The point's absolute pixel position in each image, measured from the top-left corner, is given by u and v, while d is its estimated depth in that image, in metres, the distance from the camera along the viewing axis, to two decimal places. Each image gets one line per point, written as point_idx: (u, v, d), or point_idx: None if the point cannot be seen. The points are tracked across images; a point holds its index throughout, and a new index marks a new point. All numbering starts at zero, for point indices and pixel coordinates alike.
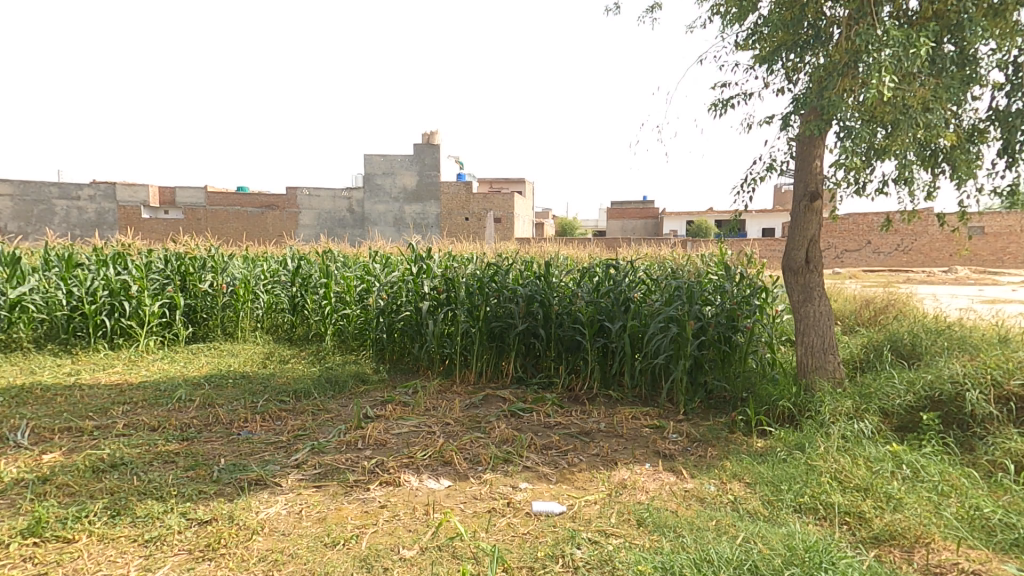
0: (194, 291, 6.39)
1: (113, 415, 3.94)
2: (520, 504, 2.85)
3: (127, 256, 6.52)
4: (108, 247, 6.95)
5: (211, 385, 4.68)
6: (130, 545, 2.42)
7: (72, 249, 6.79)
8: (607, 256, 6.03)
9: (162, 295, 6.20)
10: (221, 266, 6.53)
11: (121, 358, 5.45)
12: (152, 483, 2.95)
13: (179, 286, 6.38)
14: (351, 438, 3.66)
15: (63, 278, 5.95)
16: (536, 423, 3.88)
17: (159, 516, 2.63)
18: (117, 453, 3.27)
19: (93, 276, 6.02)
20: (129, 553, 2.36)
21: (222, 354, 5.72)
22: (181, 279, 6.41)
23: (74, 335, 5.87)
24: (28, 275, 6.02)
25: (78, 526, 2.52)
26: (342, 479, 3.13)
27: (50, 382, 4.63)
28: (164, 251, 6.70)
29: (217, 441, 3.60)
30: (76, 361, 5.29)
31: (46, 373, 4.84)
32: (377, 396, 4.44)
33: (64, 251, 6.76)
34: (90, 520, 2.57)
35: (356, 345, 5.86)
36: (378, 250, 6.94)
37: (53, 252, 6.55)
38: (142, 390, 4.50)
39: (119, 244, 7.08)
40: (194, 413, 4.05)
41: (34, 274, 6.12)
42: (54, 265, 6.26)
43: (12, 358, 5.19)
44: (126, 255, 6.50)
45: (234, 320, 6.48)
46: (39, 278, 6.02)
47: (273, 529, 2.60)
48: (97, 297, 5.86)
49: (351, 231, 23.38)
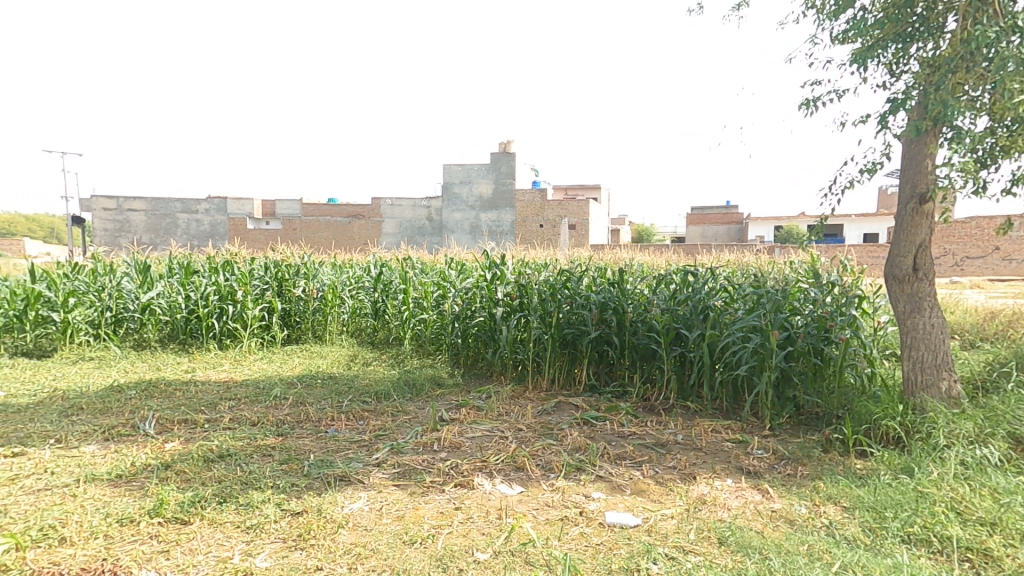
0: (289, 296, 6.87)
1: (221, 410, 4.31)
2: (593, 514, 2.82)
3: (234, 263, 7.12)
4: (218, 254, 7.66)
5: (302, 384, 5.01)
6: (235, 530, 2.64)
7: (189, 258, 7.54)
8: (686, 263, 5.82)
9: (262, 299, 6.72)
10: (313, 273, 6.98)
11: (228, 357, 5.96)
12: (253, 474, 3.20)
13: (276, 292, 6.87)
14: (428, 440, 3.78)
15: (183, 284, 6.62)
16: (609, 432, 3.82)
17: (258, 505, 2.86)
18: (224, 445, 3.58)
19: (207, 282, 6.65)
20: (234, 538, 2.58)
21: (313, 355, 6.10)
22: (279, 285, 6.91)
23: (190, 336, 6.51)
24: (156, 281, 6.75)
25: (193, 510, 2.78)
26: (419, 479, 3.25)
27: (173, 378, 5.15)
28: (265, 259, 7.25)
29: (308, 437, 3.85)
30: (192, 360, 5.84)
31: (168, 370, 5.40)
32: (452, 400, 4.55)
33: (183, 259, 7.54)
34: (201, 506, 2.83)
35: (433, 350, 6.04)
36: (454, 258, 7.12)
37: (175, 261, 7.31)
38: (245, 387, 4.90)
39: (229, 252, 7.78)
40: (289, 410, 4.35)
41: (161, 280, 6.85)
42: (177, 274, 6.98)
43: (143, 355, 5.85)
44: (233, 262, 7.11)
45: (323, 323, 6.89)
46: (164, 284, 6.71)
47: (357, 524, 2.75)
48: (210, 302, 6.46)
49: (430, 240, 24.13)
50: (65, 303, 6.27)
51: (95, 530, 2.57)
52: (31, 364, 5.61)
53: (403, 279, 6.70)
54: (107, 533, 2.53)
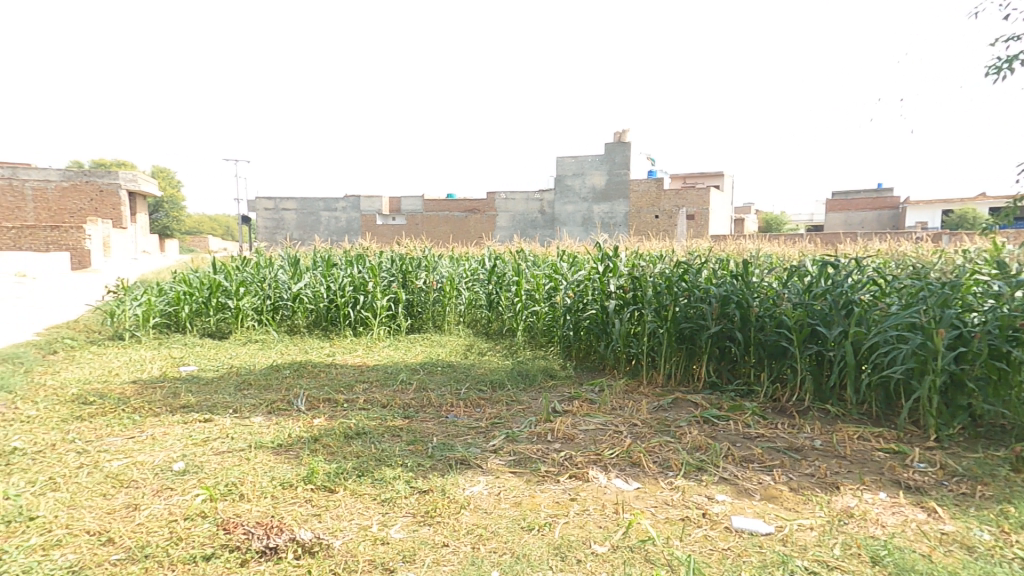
0: (412, 288, 7.33)
1: (357, 391, 4.95)
2: (718, 517, 2.67)
3: (366, 257, 7.81)
4: (352, 248, 8.44)
5: (424, 370, 5.35)
6: (372, 502, 2.91)
7: (329, 252, 8.39)
8: (825, 253, 5.34)
9: (389, 290, 7.26)
10: (433, 266, 7.41)
11: (362, 342, 6.61)
12: (385, 452, 3.47)
13: (401, 283, 7.39)
14: (542, 430, 3.82)
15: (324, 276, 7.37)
16: (734, 433, 3.61)
17: (390, 481, 3.11)
18: (361, 424, 3.93)
19: (344, 274, 7.37)
20: (371, 509, 2.85)
21: (433, 343, 6.47)
22: (403, 277, 7.41)
23: (331, 323, 7.24)
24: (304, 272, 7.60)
25: (338, 480, 3.13)
26: (535, 468, 3.29)
27: (319, 360, 5.96)
28: (391, 252, 7.82)
29: (431, 421, 4.07)
30: (333, 344, 6.59)
31: (314, 352, 6.29)
32: (564, 391, 4.57)
33: (325, 253, 8.41)
34: (344, 477, 3.16)
35: (545, 342, 6.13)
36: (566, 250, 7.15)
37: (318, 255, 8.28)
38: (376, 370, 5.53)
39: (361, 246, 8.52)
40: (413, 394, 4.65)
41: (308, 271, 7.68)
42: (319, 266, 7.77)
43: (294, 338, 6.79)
44: (365, 256, 7.79)
45: (442, 313, 7.26)
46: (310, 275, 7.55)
47: (477, 506, 2.87)
48: (346, 292, 7.13)
49: (543, 232, 24.85)
50: (236, 291, 7.23)
51: (264, 489, 3.04)
52: (213, 345, 6.73)
53: (516, 271, 6.87)
54: (275, 494, 2.99)
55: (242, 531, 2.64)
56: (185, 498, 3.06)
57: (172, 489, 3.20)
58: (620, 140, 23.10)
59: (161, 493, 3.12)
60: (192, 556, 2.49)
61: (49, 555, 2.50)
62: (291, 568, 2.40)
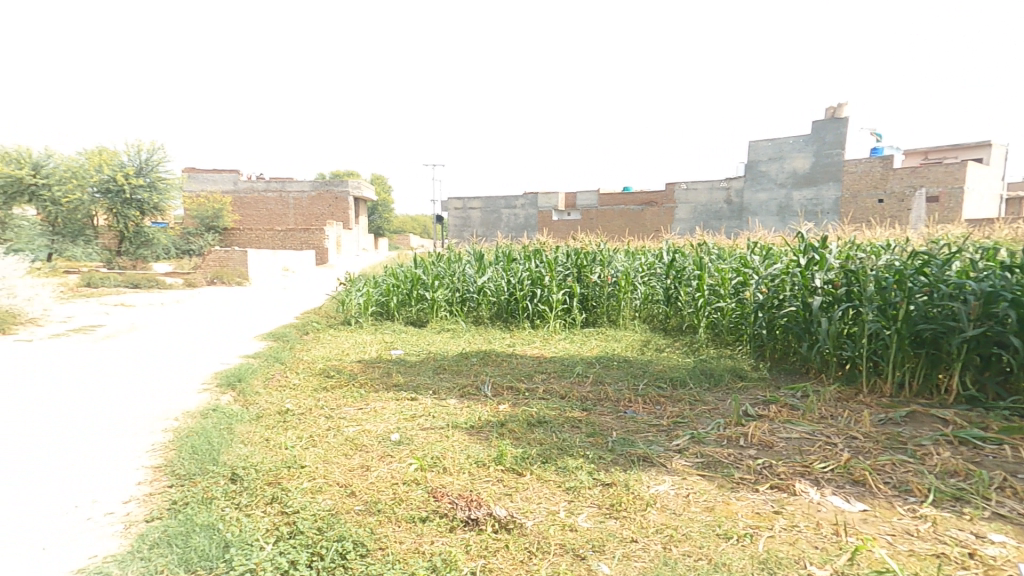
0: (587, 282, 7.62)
1: (536, 380, 5.83)
2: (990, 559, 2.24)
3: (543, 251, 8.27)
4: (530, 244, 9.01)
5: (601, 364, 5.48)
6: (558, 489, 3.16)
7: (510, 249, 9.15)
8: None
9: (565, 284, 7.61)
10: (608, 260, 7.62)
11: (539, 334, 7.21)
12: (566, 442, 3.71)
13: (576, 277, 7.69)
14: (732, 433, 3.61)
15: (506, 270, 8.34)
16: (1006, 462, 2.99)
17: (573, 471, 3.32)
18: (542, 413, 4.26)
19: (523, 267, 7.96)
20: (558, 496, 3.08)
21: (608, 338, 6.60)
22: (578, 271, 7.70)
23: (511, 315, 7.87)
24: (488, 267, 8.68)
25: (524, 464, 3.49)
26: (727, 473, 3.13)
27: (502, 349, 7.07)
28: (566, 246, 8.12)
29: (609, 415, 4.15)
30: (513, 336, 7.40)
31: (497, 342, 7.38)
32: (757, 395, 4.25)
33: (506, 250, 9.18)
34: (529, 462, 3.51)
35: (731, 340, 5.86)
36: (755, 241, 6.68)
37: (501, 253, 9.08)
38: (553, 361, 6.26)
39: (539, 240, 9.04)
40: (590, 388, 4.77)
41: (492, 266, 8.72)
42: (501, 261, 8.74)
43: (481, 329, 8.00)
44: (543, 250, 8.27)
45: (616, 308, 7.48)
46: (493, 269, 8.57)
47: (665, 506, 2.86)
48: (524, 286, 7.68)
49: (729, 223, 23.48)
50: (432, 284, 8.93)
51: (462, 466, 3.63)
52: (415, 332, 8.55)
53: (698, 264, 6.66)
54: (471, 471, 3.49)
55: (449, 501, 3.18)
56: (401, 464, 4.25)
57: (392, 457, 4.51)
58: (835, 116, 20.45)
59: (386, 458, 4.45)
60: (413, 516, 3.06)
61: (314, 498, 3.76)
62: (492, 539, 2.74)
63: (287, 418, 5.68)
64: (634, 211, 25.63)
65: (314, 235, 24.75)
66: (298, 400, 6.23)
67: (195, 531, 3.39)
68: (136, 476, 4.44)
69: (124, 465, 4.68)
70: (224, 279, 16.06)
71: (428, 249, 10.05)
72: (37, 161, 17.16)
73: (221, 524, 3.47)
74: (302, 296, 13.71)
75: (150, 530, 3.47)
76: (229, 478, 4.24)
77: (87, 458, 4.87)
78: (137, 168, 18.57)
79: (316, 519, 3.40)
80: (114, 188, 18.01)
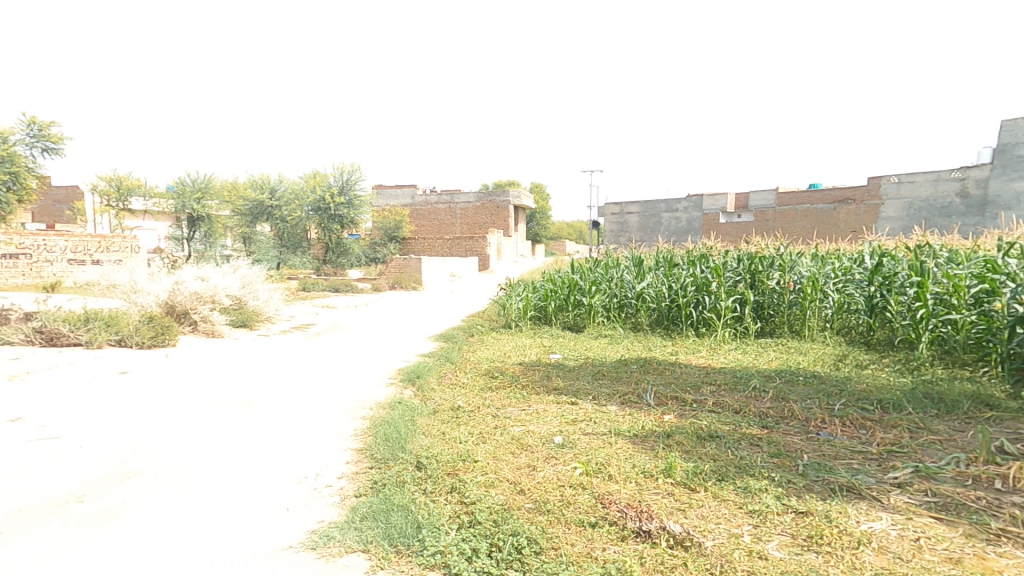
0: (763, 289, 7.78)
1: (704, 393, 5.58)
2: None
3: (710, 257, 8.50)
4: (695, 248, 9.26)
5: (782, 379, 5.50)
6: (739, 511, 3.25)
7: (672, 253, 9.17)
8: None
9: (735, 291, 7.81)
10: (790, 266, 7.65)
11: (705, 344, 7.30)
12: (744, 461, 3.91)
13: (749, 283, 7.90)
14: (973, 472, 3.34)
15: (668, 276, 8.45)
16: None
17: (756, 493, 3.41)
18: (712, 426, 4.65)
19: (686, 274, 8.26)
20: (740, 518, 3.15)
21: (789, 351, 6.66)
22: (751, 277, 7.88)
23: (672, 321, 8.27)
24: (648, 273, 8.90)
25: (697, 481, 3.72)
26: (979, 520, 2.86)
27: (662, 359, 6.96)
28: (738, 252, 8.34)
29: (796, 436, 4.20)
30: (676, 344, 7.55)
31: (659, 351, 7.31)
32: (1009, 429, 3.96)
33: (668, 253, 9.27)
34: (702, 478, 3.77)
35: (970, 360, 5.53)
36: (997, 245, 6.28)
37: (662, 255, 9.16)
38: (722, 374, 6.04)
39: (705, 246, 9.17)
40: (770, 404, 4.90)
41: (651, 271, 8.95)
42: (661, 266, 8.86)
43: (639, 336, 8.07)
44: (710, 256, 8.50)
45: (801, 317, 7.48)
46: (653, 275, 8.74)
47: (883, 547, 2.69)
48: (688, 292, 8.00)
49: (966, 220, 18.91)
50: (590, 290, 9.12)
51: (628, 476, 3.99)
52: (572, 337, 8.74)
53: (916, 272, 6.47)
54: (640, 482, 3.81)
55: (617, 510, 3.46)
56: (566, 467, 4.36)
57: (556, 458, 4.66)
58: None
59: (551, 459, 4.62)
60: (582, 521, 3.40)
61: (489, 491, 4.08)
62: (668, 555, 2.89)
63: (459, 414, 6.25)
64: (823, 211, 23.60)
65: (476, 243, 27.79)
66: (468, 398, 6.80)
67: (393, 509, 3.89)
68: (344, 456, 5.29)
69: (334, 446, 5.60)
70: (403, 285, 18.18)
71: (586, 255, 10.26)
72: (273, 186, 22.25)
73: (413, 506, 3.95)
74: (465, 300, 14.93)
75: (359, 503, 4.09)
76: (416, 465, 4.80)
77: (308, 437, 5.92)
78: (341, 188, 23.05)
79: (492, 511, 3.72)
80: (324, 206, 22.75)
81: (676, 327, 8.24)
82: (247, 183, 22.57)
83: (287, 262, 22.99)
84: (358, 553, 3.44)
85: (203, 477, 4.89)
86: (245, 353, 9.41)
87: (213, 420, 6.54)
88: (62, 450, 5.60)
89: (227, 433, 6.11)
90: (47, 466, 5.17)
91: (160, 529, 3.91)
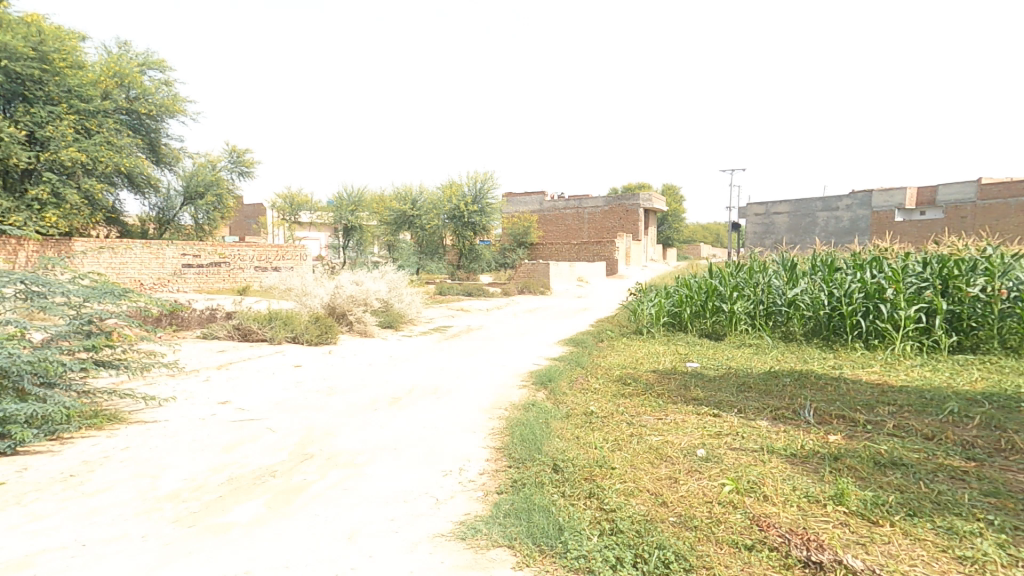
0: (959, 297, 6.97)
1: (880, 413, 5.02)
2: None
3: (883, 259, 7.76)
4: (862, 250, 8.36)
5: (993, 404, 4.88)
6: (943, 555, 2.92)
7: (832, 255, 8.52)
8: None
9: (920, 299, 7.08)
10: (1000, 270, 6.79)
11: (880, 359, 6.60)
12: (943, 497, 3.48)
13: (940, 290, 7.16)
14: None
15: (827, 281, 7.92)
16: None
17: (966, 537, 3.04)
18: (894, 453, 4.16)
19: (851, 279, 7.64)
20: (943, 564, 2.84)
21: (996, 371, 5.84)
22: (942, 283, 7.16)
23: (834, 332, 7.69)
24: (801, 277, 8.37)
25: (879, 513, 3.38)
26: None
27: (822, 373, 6.32)
28: (921, 254, 7.59)
29: (1017, 473, 3.72)
30: (840, 357, 6.92)
31: (818, 364, 6.70)
32: None
33: (828, 255, 8.65)
34: (884, 510, 3.42)
35: None
36: None
37: (820, 257, 8.58)
38: (903, 394, 5.35)
39: (877, 249, 8.43)
40: (976, 432, 4.40)
41: (805, 276, 8.39)
42: (818, 270, 8.31)
43: (791, 348, 7.50)
44: (882, 258, 7.75)
45: (1017, 331, 6.64)
46: (807, 281, 8.22)
47: None
48: (854, 299, 7.42)
49: None
50: (731, 297, 8.70)
51: (788, 498, 3.74)
52: (711, 345, 8.32)
53: None
54: (803, 509, 3.52)
55: (778, 534, 3.29)
56: (713, 483, 4.17)
57: (699, 472, 4.48)
58: None
59: (694, 473, 4.43)
60: (737, 542, 3.27)
61: (629, 500, 4.03)
62: None
63: (592, 419, 6.22)
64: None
65: (603, 248, 28.51)
66: (601, 404, 6.73)
67: (534, 509, 4.01)
68: (484, 454, 5.58)
69: (473, 444, 5.93)
70: (532, 289, 18.72)
71: (726, 259, 9.64)
72: (415, 198, 24.55)
73: (553, 507, 4.03)
74: (593, 305, 14.91)
75: (501, 500, 4.28)
76: (552, 467, 4.87)
77: (450, 433, 6.34)
78: (473, 198, 24.31)
79: (634, 521, 3.67)
80: (458, 215, 24.23)
81: (839, 337, 7.66)
82: (393, 194, 25.06)
83: (424, 267, 25.12)
84: (504, 549, 3.61)
85: (363, 465, 5.46)
86: (393, 352, 10.39)
87: (368, 413, 7.30)
88: (256, 430, 6.64)
89: (382, 425, 6.79)
90: (247, 443, 6.17)
91: (334, 507, 4.46)
